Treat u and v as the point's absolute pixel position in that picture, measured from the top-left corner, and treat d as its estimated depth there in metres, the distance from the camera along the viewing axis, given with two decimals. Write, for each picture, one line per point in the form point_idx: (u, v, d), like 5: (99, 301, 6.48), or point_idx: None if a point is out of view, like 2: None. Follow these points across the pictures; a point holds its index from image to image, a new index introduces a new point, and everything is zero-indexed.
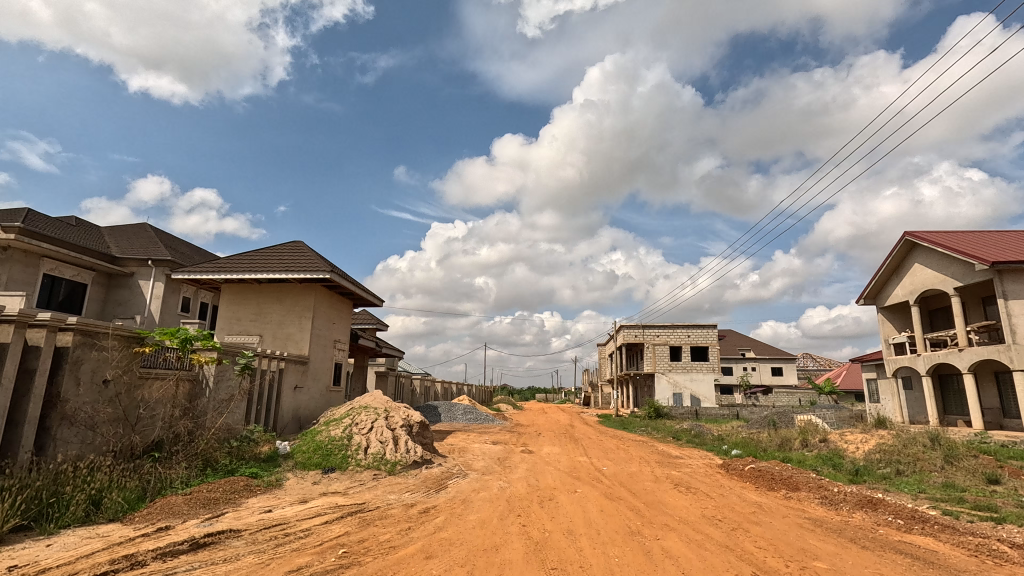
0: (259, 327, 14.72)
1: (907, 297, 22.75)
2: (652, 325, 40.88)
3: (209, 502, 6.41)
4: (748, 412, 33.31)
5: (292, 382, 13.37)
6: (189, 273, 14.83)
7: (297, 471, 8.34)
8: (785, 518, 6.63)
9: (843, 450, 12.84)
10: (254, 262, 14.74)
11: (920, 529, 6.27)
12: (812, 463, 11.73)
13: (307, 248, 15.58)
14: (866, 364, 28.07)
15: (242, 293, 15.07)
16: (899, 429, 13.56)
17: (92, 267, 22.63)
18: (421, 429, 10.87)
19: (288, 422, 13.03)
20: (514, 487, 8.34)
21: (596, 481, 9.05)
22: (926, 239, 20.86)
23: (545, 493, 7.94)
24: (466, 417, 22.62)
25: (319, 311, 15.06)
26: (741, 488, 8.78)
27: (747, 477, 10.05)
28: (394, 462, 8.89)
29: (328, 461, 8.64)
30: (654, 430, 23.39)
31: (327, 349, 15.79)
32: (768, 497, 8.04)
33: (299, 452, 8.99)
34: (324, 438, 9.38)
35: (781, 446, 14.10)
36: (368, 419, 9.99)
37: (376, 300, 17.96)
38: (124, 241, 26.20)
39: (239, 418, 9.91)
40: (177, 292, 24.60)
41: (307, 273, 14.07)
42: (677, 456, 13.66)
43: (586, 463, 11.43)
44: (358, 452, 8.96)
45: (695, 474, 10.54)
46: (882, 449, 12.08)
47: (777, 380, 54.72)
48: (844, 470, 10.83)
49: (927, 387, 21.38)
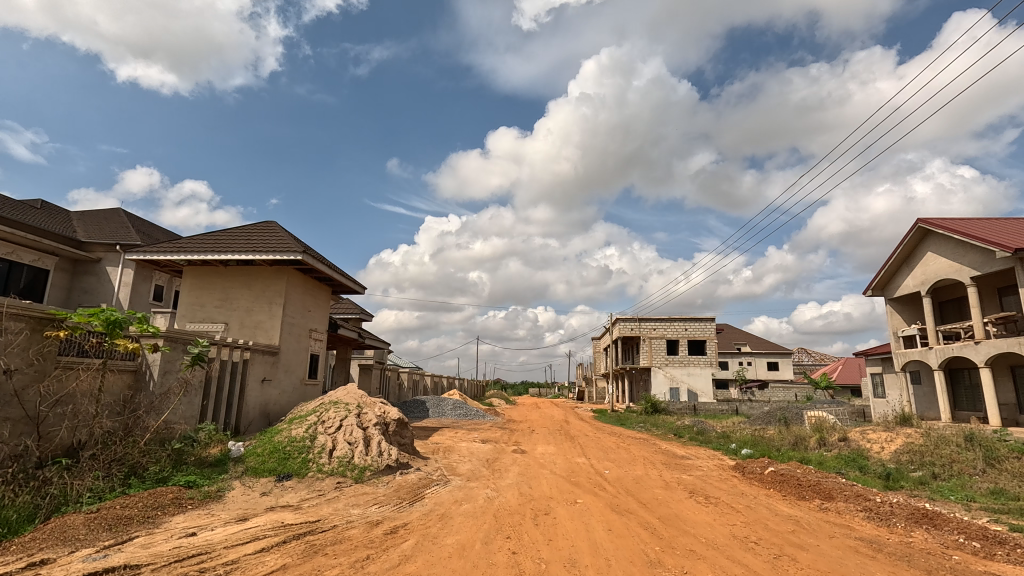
0: (225, 314, 13.35)
1: (918, 289, 21.73)
2: (649, 318, 39.79)
3: (118, 523, 5.08)
4: (750, 408, 31.72)
5: (259, 375, 12.03)
6: (146, 254, 13.39)
7: (246, 478, 7.03)
8: (833, 540, 5.46)
9: (867, 450, 11.68)
10: (219, 242, 13.35)
11: (1005, 555, 5.09)
12: (835, 465, 10.59)
13: (280, 228, 14.17)
14: (871, 358, 27.07)
15: (206, 277, 13.67)
16: (925, 427, 12.41)
17: (54, 252, 21.01)
18: (398, 428, 9.58)
19: (254, 419, 11.73)
20: (504, 497, 7.09)
21: (598, 489, 7.80)
22: (942, 226, 19.79)
23: (540, 506, 6.68)
24: (454, 413, 21.33)
25: (292, 296, 13.72)
26: (766, 496, 7.61)
27: (768, 482, 8.86)
28: (363, 468, 7.58)
29: (284, 466, 7.34)
30: (654, 426, 22.20)
31: (302, 339, 14.46)
32: (801, 509, 6.87)
33: (252, 456, 7.69)
34: (283, 438, 8.08)
35: (795, 445, 12.89)
36: (336, 417, 8.68)
37: (358, 287, 16.63)
38: (93, 226, 24.55)
39: (186, 415, 8.56)
40: (149, 280, 23.10)
41: (277, 254, 12.72)
42: (684, 456, 12.43)
43: (585, 465, 10.18)
44: (321, 456, 7.65)
45: (709, 478, 9.33)
46: (912, 450, 10.92)
47: (774, 375, 53.88)
48: (874, 473, 9.67)
49: (939, 381, 20.34)
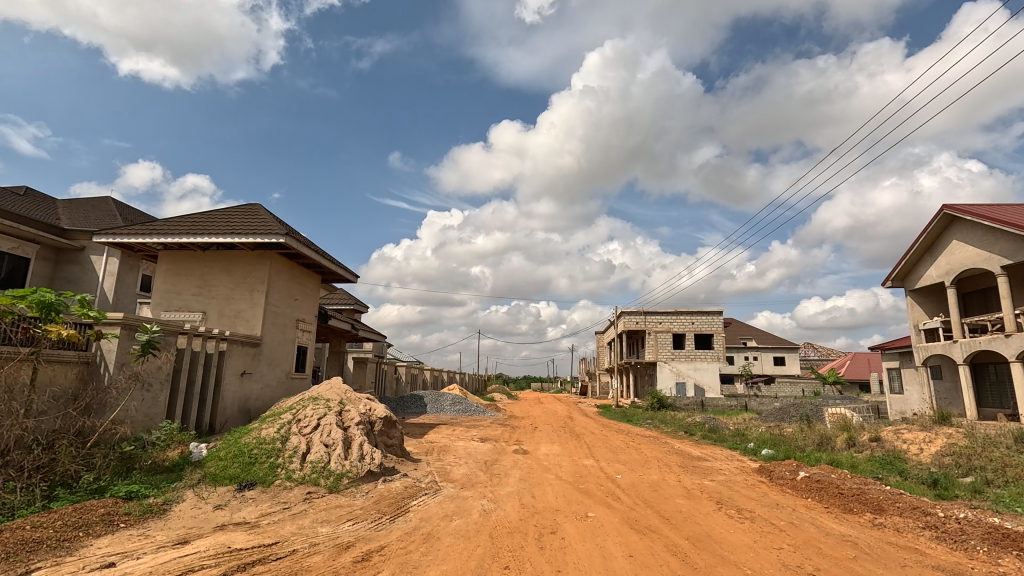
0: (202, 302, 12.36)
1: (942, 279, 20.58)
2: (654, 312, 38.70)
3: (20, 549, 4.07)
4: (758, 403, 31.11)
5: (237, 368, 11.02)
6: (115, 237, 12.36)
7: (201, 487, 6.02)
8: (906, 571, 4.45)
9: (904, 451, 10.62)
10: (195, 224, 12.34)
11: None
12: (870, 469, 9.57)
13: (264, 211, 13.15)
14: (888, 352, 25.90)
15: (183, 262, 12.65)
16: (965, 427, 11.33)
17: (35, 239, 19.60)
18: (385, 427, 8.58)
19: (231, 415, 10.72)
20: (503, 510, 6.05)
21: (612, 499, 6.76)
22: (969, 212, 18.62)
23: (544, 522, 5.68)
24: (453, 409, 20.32)
25: (275, 284, 12.69)
26: (807, 508, 6.58)
27: (803, 489, 7.84)
28: (339, 475, 6.56)
29: (248, 473, 6.31)
30: (663, 423, 21.19)
31: (288, 330, 13.44)
32: (855, 527, 5.84)
33: (213, 460, 6.68)
34: (250, 440, 7.08)
35: (822, 446, 11.81)
36: (314, 415, 7.67)
37: (350, 275, 15.63)
38: (78, 214, 23.49)
39: (142, 412, 7.58)
40: (135, 269, 22.21)
41: (257, 236, 11.68)
42: (701, 457, 11.40)
43: (594, 469, 9.14)
44: (292, 460, 6.63)
45: (734, 484, 8.28)
46: (956, 452, 9.87)
47: (781, 370, 52.78)
48: (918, 479, 8.64)
49: (965, 376, 19.23)
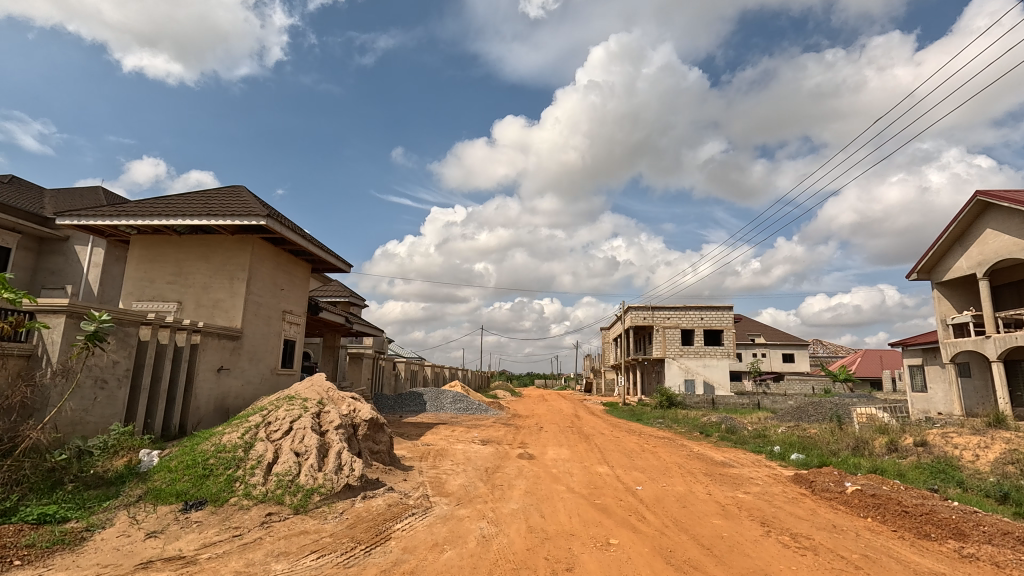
0: (178, 292, 11.32)
1: (973, 271, 19.34)
2: (662, 307, 37.50)
3: None
4: (772, 400, 29.81)
5: (214, 363, 9.94)
6: (81, 219, 11.26)
7: (139, 506, 4.94)
8: None
9: (956, 458, 9.45)
10: (169, 206, 11.25)
11: None
12: (924, 479, 8.42)
13: (246, 192, 12.04)
14: (911, 349, 24.62)
15: (157, 248, 11.60)
16: (1022, 431, 10.14)
17: (15, 228, 18.34)
18: (369, 432, 7.48)
19: (206, 415, 9.68)
20: (508, 537, 4.93)
21: (636, 520, 5.64)
22: (1005, 199, 17.37)
23: (559, 554, 4.56)
24: (454, 407, 19.25)
25: (257, 272, 11.59)
26: (876, 534, 5.41)
27: (859, 507, 6.68)
28: (309, 491, 5.47)
29: (199, 488, 5.23)
30: (675, 422, 20.03)
31: (273, 322, 12.37)
32: (946, 561, 4.67)
33: (160, 471, 5.59)
34: (209, 447, 5.99)
35: (859, 451, 10.64)
36: (286, 417, 6.58)
37: (343, 263, 14.53)
38: (65, 203, 22.44)
39: (81, 415, 6.48)
40: (122, 261, 21.18)
41: (235, 217, 10.55)
42: (725, 463, 10.26)
43: (609, 478, 8.03)
44: (253, 473, 5.56)
45: (773, 498, 7.17)
46: (1018, 459, 8.70)
47: (790, 367, 51.57)
48: (984, 493, 7.48)
49: (999, 374, 17.97)
